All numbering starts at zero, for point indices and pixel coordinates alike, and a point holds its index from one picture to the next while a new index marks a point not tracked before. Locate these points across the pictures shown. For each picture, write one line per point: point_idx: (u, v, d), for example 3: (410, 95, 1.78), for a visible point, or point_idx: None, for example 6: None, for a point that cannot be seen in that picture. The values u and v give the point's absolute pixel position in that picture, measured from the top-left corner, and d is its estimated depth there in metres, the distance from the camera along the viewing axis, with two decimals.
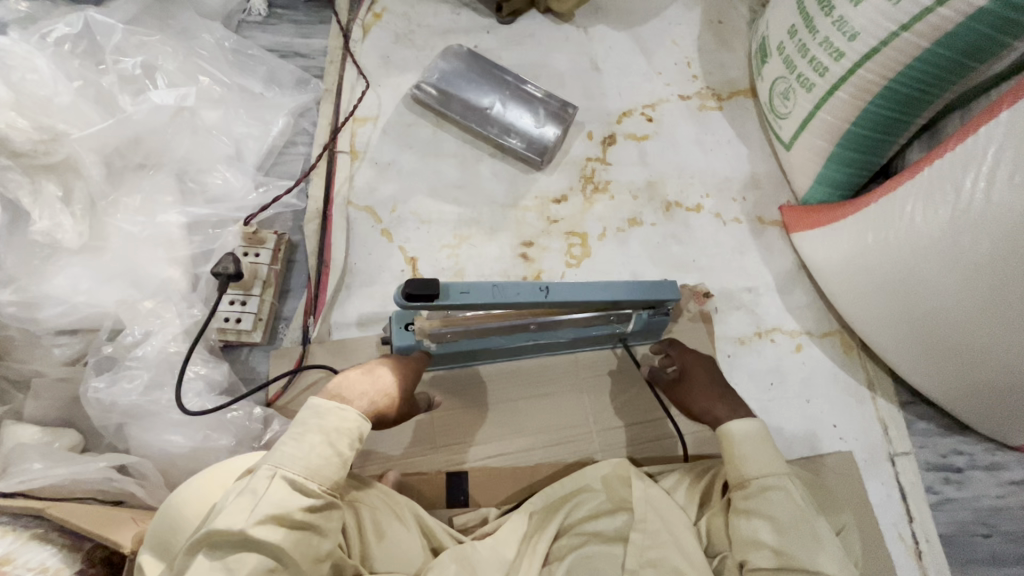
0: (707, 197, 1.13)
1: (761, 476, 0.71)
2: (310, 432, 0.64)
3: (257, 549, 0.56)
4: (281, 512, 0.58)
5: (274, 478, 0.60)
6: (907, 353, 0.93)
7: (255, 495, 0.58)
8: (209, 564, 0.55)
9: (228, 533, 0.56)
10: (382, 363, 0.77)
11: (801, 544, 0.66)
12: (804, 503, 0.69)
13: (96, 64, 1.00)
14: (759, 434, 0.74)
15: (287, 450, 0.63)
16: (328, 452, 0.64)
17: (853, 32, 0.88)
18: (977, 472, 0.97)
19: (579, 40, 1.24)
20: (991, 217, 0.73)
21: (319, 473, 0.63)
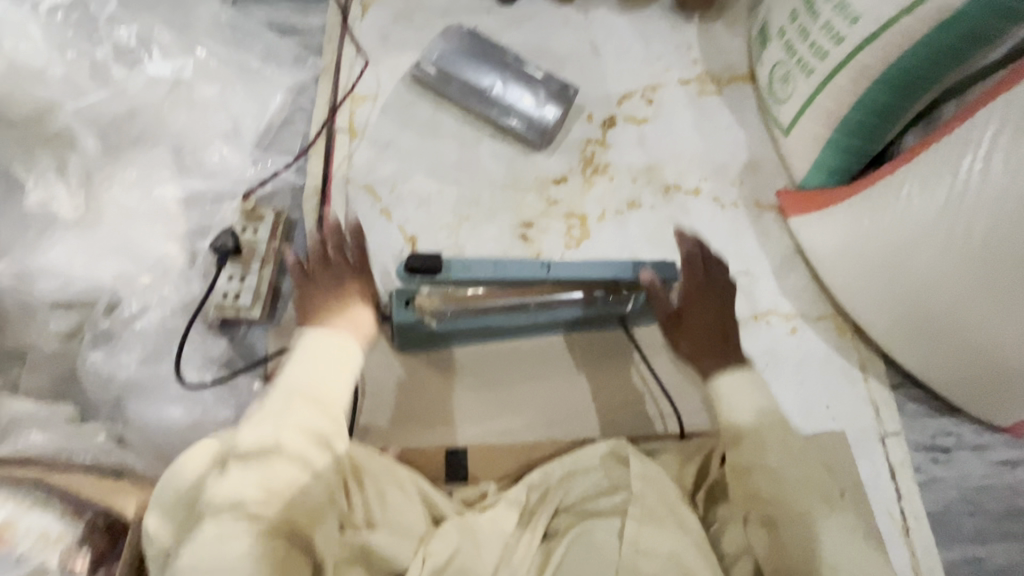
0: (704, 180, 1.14)
1: (755, 429, 0.74)
2: (318, 356, 0.68)
3: (283, 454, 0.62)
4: (304, 426, 0.64)
5: (292, 396, 0.65)
6: (911, 331, 0.92)
7: (275, 413, 0.64)
8: (241, 473, 0.59)
9: (253, 445, 0.61)
10: (324, 283, 0.77)
11: (800, 490, 0.70)
12: (795, 449, 0.73)
13: (91, 35, 0.97)
14: (749, 382, 0.77)
15: (297, 374, 0.67)
16: (337, 370, 0.68)
17: (854, 16, 0.91)
18: (964, 452, 0.99)
19: (580, 24, 1.23)
20: (990, 198, 0.76)
21: (329, 386, 0.67)
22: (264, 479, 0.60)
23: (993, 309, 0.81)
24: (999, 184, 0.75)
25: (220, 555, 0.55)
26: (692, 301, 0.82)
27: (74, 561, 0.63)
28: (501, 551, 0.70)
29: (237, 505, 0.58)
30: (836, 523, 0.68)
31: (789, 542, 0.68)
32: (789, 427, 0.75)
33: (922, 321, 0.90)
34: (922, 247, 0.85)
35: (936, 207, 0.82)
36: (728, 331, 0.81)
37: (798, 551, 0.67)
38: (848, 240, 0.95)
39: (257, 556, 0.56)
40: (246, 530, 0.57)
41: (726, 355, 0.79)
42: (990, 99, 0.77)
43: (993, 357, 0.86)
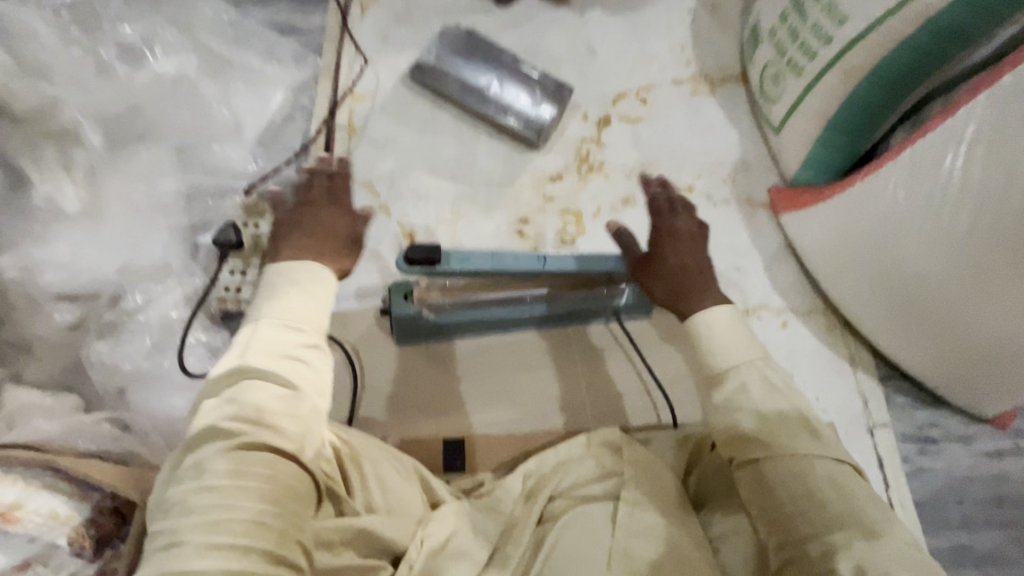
0: (697, 178, 1.17)
1: (733, 367, 0.71)
2: (284, 285, 0.65)
3: (260, 379, 0.59)
4: (278, 350, 0.61)
5: (261, 322, 0.62)
6: (900, 322, 0.94)
7: (244, 341, 0.61)
8: (214, 403, 0.58)
9: (224, 374, 0.60)
10: (305, 212, 0.84)
11: (782, 429, 0.67)
12: (778, 385, 0.71)
13: (95, 34, 0.99)
14: (728, 315, 0.75)
15: (266, 304, 0.64)
16: (304, 295, 0.65)
17: (842, 17, 0.94)
18: (950, 443, 1.01)
19: (575, 25, 1.26)
20: (971, 193, 0.78)
21: (296, 311, 0.63)
22: (240, 405, 0.57)
23: (977, 300, 0.83)
24: (981, 175, 0.77)
25: (200, 481, 0.53)
26: (663, 242, 0.81)
27: (83, 542, 0.68)
28: (498, 531, 0.73)
29: (214, 429, 0.55)
30: (822, 461, 0.65)
31: (773, 480, 0.65)
32: (771, 362, 0.73)
33: (909, 312, 0.92)
34: (908, 240, 0.87)
35: (920, 201, 0.84)
36: (705, 267, 0.80)
37: (786, 491, 0.64)
38: (838, 233, 0.97)
39: (238, 479, 0.53)
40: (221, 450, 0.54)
41: (705, 291, 0.77)
42: (970, 98, 0.79)
43: (979, 346, 0.87)
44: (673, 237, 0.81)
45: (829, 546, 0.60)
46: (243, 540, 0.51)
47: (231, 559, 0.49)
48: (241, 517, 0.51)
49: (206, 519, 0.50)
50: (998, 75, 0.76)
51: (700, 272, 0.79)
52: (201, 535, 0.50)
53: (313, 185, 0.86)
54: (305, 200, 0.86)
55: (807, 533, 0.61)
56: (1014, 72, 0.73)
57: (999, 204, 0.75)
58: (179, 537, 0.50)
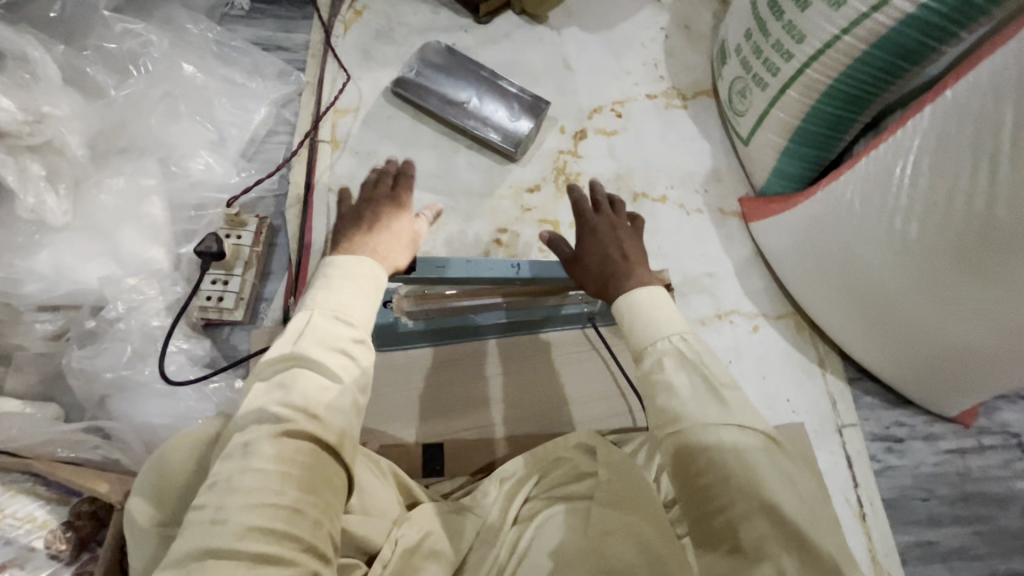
0: (671, 188, 1.21)
1: (652, 342, 0.71)
2: (336, 280, 0.64)
3: (311, 368, 0.59)
4: (330, 341, 0.60)
5: (316, 311, 0.62)
6: (865, 324, 0.99)
7: (297, 329, 0.61)
8: (267, 388, 0.58)
9: (278, 358, 0.59)
10: (371, 207, 0.75)
11: (693, 398, 0.66)
12: (693, 358, 0.69)
13: (81, 51, 1.01)
14: (653, 294, 0.74)
15: (320, 294, 0.64)
16: (360, 292, 0.65)
17: (801, 35, 0.98)
18: (916, 442, 1.05)
19: (552, 42, 1.30)
20: (918, 201, 0.82)
21: (349, 304, 0.64)
22: (288, 391, 0.57)
23: (931, 303, 0.86)
24: (926, 184, 0.81)
25: (246, 461, 0.52)
26: (587, 236, 0.82)
27: (59, 544, 0.69)
28: (478, 531, 0.74)
29: (264, 411, 0.55)
30: (728, 430, 0.64)
31: (688, 454, 0.64)
32: (692, 337, 0.72)
33: (872, 314, 0.96)
34: (866, 246, 0.91)
35: (874, 209, 0.89)
36: (632, 254, 0.80)
37: (704, 464, 0.62)
38: (804, 240, 1.02)
39: (282, 464, 0.52)
40: (270, 434, 0.54)
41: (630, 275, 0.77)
42: (920, 110, 0.83)
43: (938, 347, 0.91)
44: (596, 230, 0.82)
45: (732, 521, 0.59)
46: (282, 525, 0.49)
47: (269, 542, 0.48)
48: (280, 503, 0.50)
49: (249, 499, 0.49)
50: (946, 88, 0.80)
51: (625, 259, 0.79)
52: (244, 515, 0.49)
53: (377, 184, 0.78)
54: (364, 195, 0.76)
55: (721, 514, 0.60)
56: (955, 87, 0.78)
57: (940, 211, 0.79)
58: (223, 515, 0.49)
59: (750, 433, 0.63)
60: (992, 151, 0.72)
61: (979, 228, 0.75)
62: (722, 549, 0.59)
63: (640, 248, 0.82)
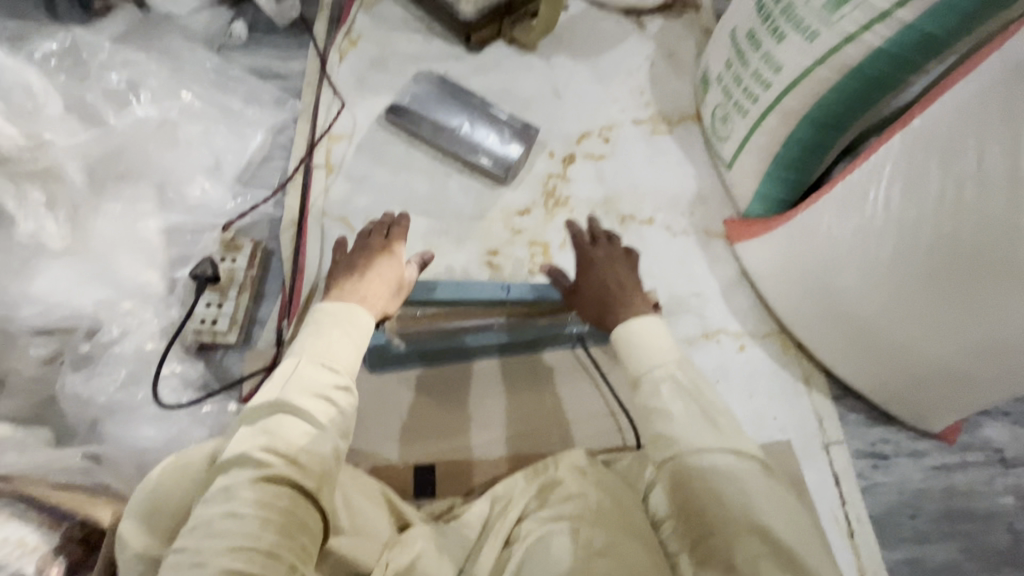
0: (658, 211, 1.24)
1: (647, 371, 0.75)
2: (326, 326, 0.69)
3: (294, 414, 0.62)
4: (313, 387, 0.64)
5: (302, 358, 0.66)
6: (846, 342, 1.01)
7: (285, 375, 0.65)
8: (251, 432, 0.61)
9: (265, 403, 0.63)
10: (363, 254, 0.78)
11: (687, 425, 0.70)
12: (689, 388, 0.73)
13: (82, 80, 1.04)
14: (650, 329, 0.78)
15: (308, 341, 0.68)
16: (345, 338, 0.68)
17: (778, 66, 1.03)
18: (901, 458, 1.06)
19: (541, 70, 1.35)
20: (890, 221, 0.86)
21: (335, 352, 0.67)
22: (271, 437, 0.60)
23: (908, 321, 0.89)
24: (897, 209, 0.84)
25: (228, 505, 0.56)
26: (585, 266, 0.87)
27: None
28: (463, 559, 0.74)
29: (247, 458, 0.59)
30: (723, 456, 0.67)
31: (683, 476, 0.67)
32: (687, 365, 0.76)
33: (852, 333, 0.99)
34: (844, 266, 0.94)
35: (849, 230, 0.92)
36: (627, 282, 0.85)
37: (698, 484, 0.66)
38: (785, 261, 1.05)
39: (261, 509, 0.56)
40: (252, 479, 0.57)
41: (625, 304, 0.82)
42: (890, 139, 0.87)
43: (917, 364, 0.93)
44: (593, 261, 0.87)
45: (727, 543, 0.62)
46: (257, 569, 0.53)
47: None
48: (258, 547, 0.54)
49: (230, 544, 0.53)
50: (914, 117, 0.84)
51: (621, 289, 0.84)
52: (222, 559, 0.52)
53: (372, 234, 0.81)
54: (360, 244, 0.80)
55: (716, 537, 0.63)
56: (922, 116, 0.82)
57: (911, 234, 0.83)
58: (202, 559, 0.52)
59: (744, 460, 0.67)
60: (959, 178, 0.76)
61: (948, 249, 0.79)
62: (717, 569, 0.62)
63: (634, 276, 0.86)
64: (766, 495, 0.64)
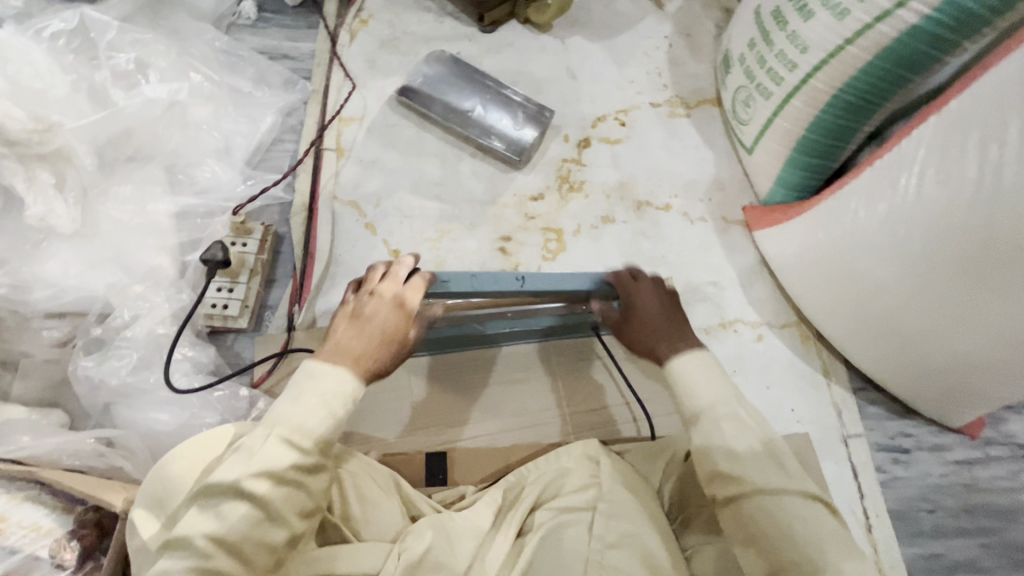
0: (674, 197, 1.21)
1: (710, 407, 0.69)
2: (305, 394, 0.62)
3: (249, 502, 0.57)
4: (275, 473, 0.58)
5: (270, 434, 0.59)
6: (869, 335, 0.98)
7: (250, 450, 0.59)
8: (201, 513, 0.56)
9: (221, 483, 0.57)
10: (364, 302, 0.69)
11: (754, 466, 0.65)
12: (750, 423, 0.69)
13: (90, 60, 1.02)
14: (705, 365, 0.73)
15: (281, 410, 0.61)
16: (322, 414, 0.62)
17: (805, 45, 0.98)
18: (922, 453, 1.04)
19: (556, 51, 1.31)
20: (919, 209, 0.82)
21: (308, 430, 0.61)
22: (220, 524, 0.55)
23: (935, 314, 0.86)
24: (928, 197, 0.81)
25: None
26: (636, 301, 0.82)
27: (64, 553, 0.69)
28: (476, 548, 0.72)
29: (189, 544, 0.54)
30: (793, 498, 0.62)
31: (749, 517, 0.62)
32: (743, 400, 0.71)
33: (875, 325, 0.96)
34: (869, 256, 0.91)
35: (875, 218, 0.89)
36: (676, 318, 0.80)
37: (766, 524, 0.61)
38: (806, 249, 1.02)
39: None
40: (192, 569, 0.53)
41: (678, 337, 0.77)
42: (924, 122, 0.83)
43: (943, 358, 0.90)
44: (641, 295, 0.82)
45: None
46: None
47: None
48: None
49: None
50: (950, 99, 0.80)
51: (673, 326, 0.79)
52: None
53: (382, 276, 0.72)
54: (365, 289, 0.71)
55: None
56: (960, 98, 0.78)
57: (944, 221, 0.79)
58: None
59: (816, 504, 0.63)
60: (997, 165, 0.72)
61: (979, 240, 0.76)
62: None
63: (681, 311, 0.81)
64: (836, 538, 0.60)
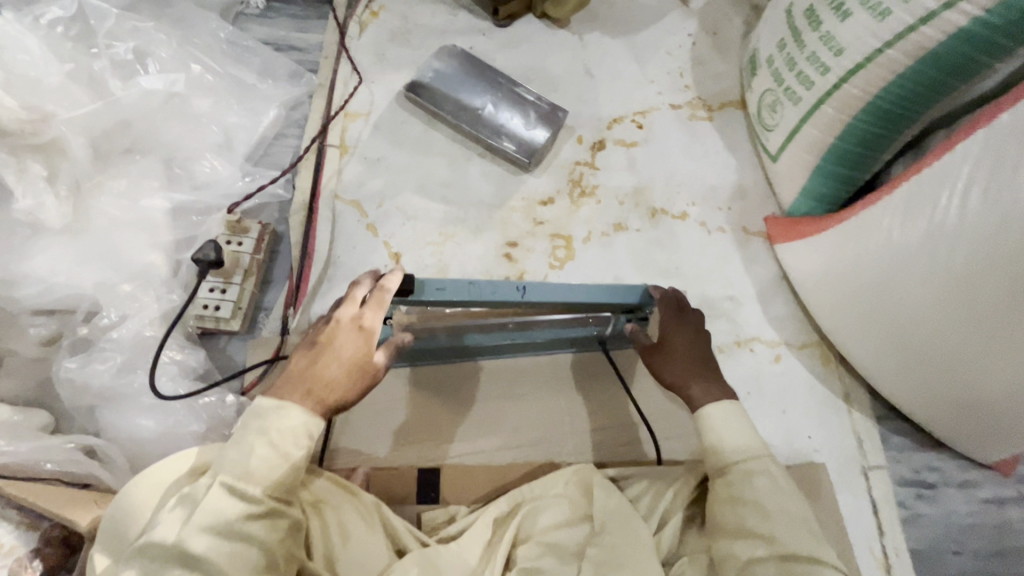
0: (692, 205, 1.15)
1: (743, 460, 0.70)
2: (248, 435, 0.61)
3: (192, 561, 0.56)
4: (218, 528, 0.57)
5: (213, 483, 0.59)
6: (901, 362, 0.91)
7: (195, 504, 0.58)
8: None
9: (162, 544, 0.56)
10: (325, 330, 0.67)
11: (784, 526, 0.66)
12: (785, 484, 0.69)
13: (88, 48, 0.99)
14: (736, 417, 0.73)
15: (228, 455, 0.61)
16: (267, 450, 0.61)
17: (840, 48, 0.91)
18: (950, 489, 0.97)
19: (573, 48, 1.25)
20: (965, 229, 0.75)
21: (253, 477, 0.60)
22: None
23: (977, 344, 0.79)
24: (975, 218, 0.73)
25: None
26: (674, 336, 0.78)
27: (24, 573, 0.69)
28: None
29: None
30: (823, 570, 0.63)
31: None
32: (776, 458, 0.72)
33: (907, 351, 0.89)
34: (906, 277, 0.84)
35: (914, 238, 0.81)
36: (710, 357, 0.79)
37: None
38: (835, 265, 0.95)
39: None
40: None
41: (715, 379, 0.76)
42: (970, 133, 0.76)
43: (983, 392, 0.83)
44: (683, 329, 0.78)
45: None
46: None
47: None
48: None
49: None
50: (1001, 109, 0.73)
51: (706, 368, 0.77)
52: None
53: (346, 300, 0.68)
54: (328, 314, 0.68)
55: None
56: (1012, 109, 0.70)
57: (991, 246, 0.72)
58: None
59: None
60: None
61: None
62: None
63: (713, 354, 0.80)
64: None
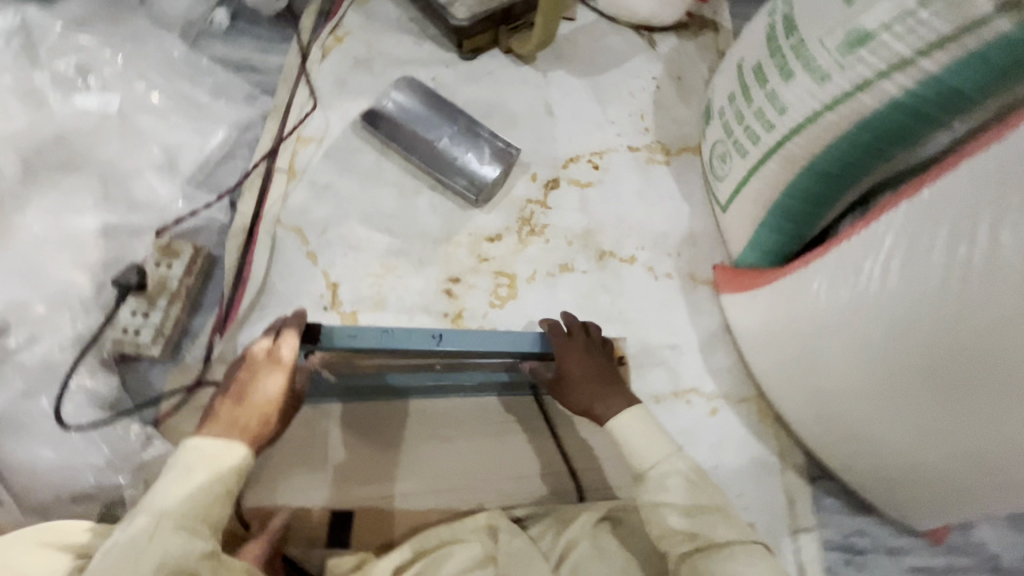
0: (641, 249, 1.14)
1: (655, 464, 0.74)
2: (194, 471, 0.64)
3: None
4: (171, 563, 0.59)
5: (155, 521, 0.61)
6: (830, 426, 0.90)
7: (139, 546, 0.59)
8: None
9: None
10: (245, 369, 0.71)
11: (705, 521, 0.71)
12: (693, 476, 0.74)
13: (31, 63, 0.99)
14: (642, 423, 0.77)
15: (167, 494, 0.63)
16: (211, 485, 0.64)
17: (783, 106, 0.91)
18: (879, 555, 0.96)
19: (536, 85, 1.25)
20: (884, 301, 0.75)
21: (193, 513, 0.63)
22: None
23: (895, 415, 0.79)
24: (893, 291, 0.73)
25: None
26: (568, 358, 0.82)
27: None
28: None
29: None
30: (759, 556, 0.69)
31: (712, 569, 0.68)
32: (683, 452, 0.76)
33: (835, 415, 0.88)
34: (832, 343, 0.84)
35: (839, 305, 0.81)
36: (608, 368, 0.83)
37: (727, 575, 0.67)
38: (771, 323, 0.94)
39: None
40: None
41: (615, 393, 0.80)
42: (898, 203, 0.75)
43: (905, 462, 0.83)
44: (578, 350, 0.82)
45: None
46: None
47: None
48: None
49: None
50: (925, 183, 0.73)
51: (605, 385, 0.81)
52: None
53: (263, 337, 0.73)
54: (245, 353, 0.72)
55: None
56: (932, 186, 0.71)
57: (907, 320, 0.72)
58: None
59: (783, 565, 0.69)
60: (965, 265, 0.65)
61: (945, 346, 0.69)
62: None
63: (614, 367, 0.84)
64: None
